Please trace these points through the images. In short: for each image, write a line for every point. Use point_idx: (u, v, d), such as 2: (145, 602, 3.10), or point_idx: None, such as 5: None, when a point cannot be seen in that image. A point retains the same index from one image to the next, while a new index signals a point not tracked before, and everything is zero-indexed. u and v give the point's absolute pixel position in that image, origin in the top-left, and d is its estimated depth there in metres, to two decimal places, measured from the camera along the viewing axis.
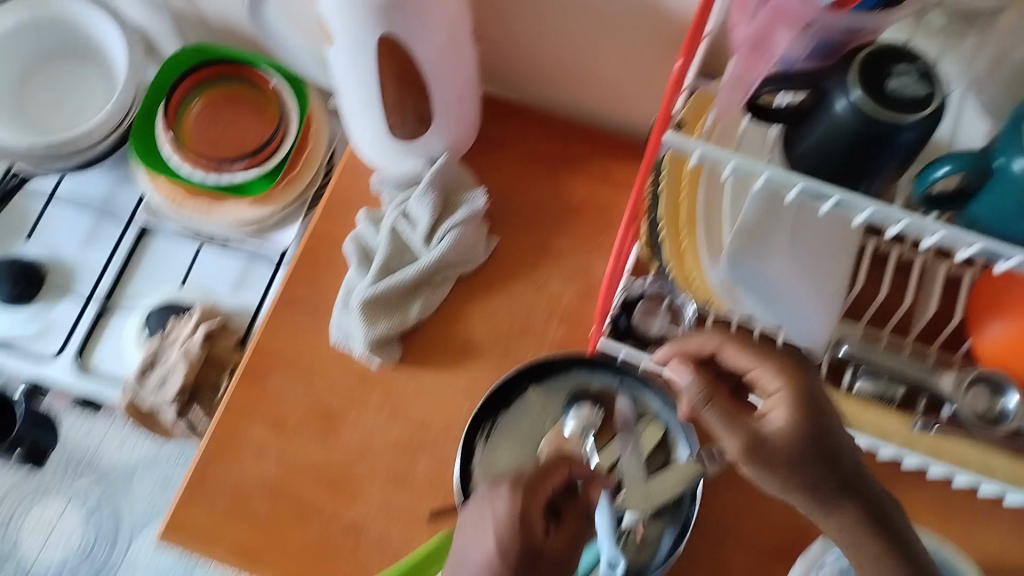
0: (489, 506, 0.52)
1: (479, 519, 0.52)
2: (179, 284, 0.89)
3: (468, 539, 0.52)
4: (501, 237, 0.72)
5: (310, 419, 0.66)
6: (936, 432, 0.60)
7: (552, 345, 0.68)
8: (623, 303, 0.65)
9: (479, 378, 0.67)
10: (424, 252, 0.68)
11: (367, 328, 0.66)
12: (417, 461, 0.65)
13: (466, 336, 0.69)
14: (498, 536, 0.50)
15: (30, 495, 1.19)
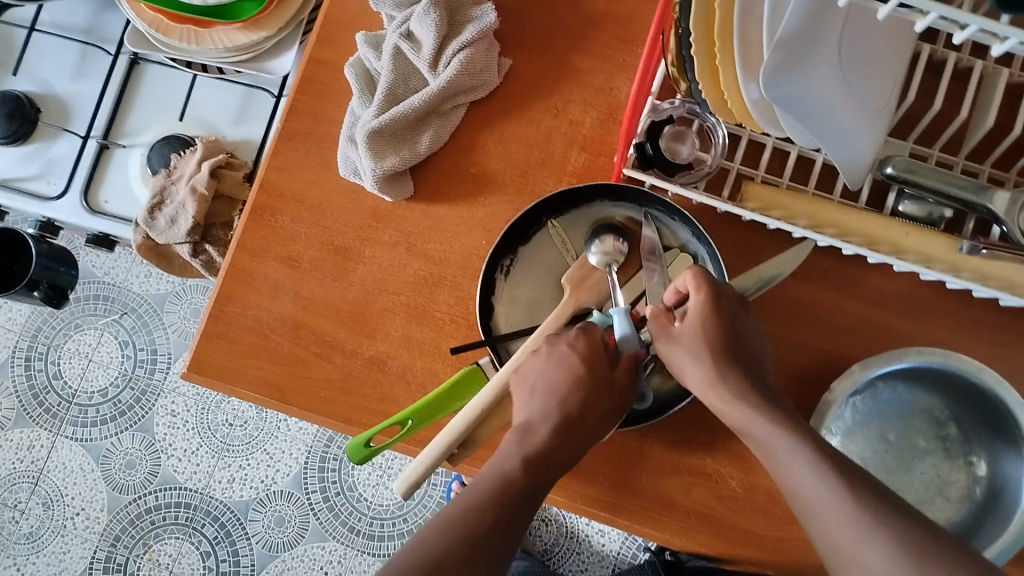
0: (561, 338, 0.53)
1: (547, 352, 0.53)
2: (178, 115, 0.84)
3: (529, 373, 0.53)
4: (515, 58, 0.66)
5: (323, 258, 0.64)
6: (984, 254, 0.57)
7: (573, 173, 0.64)
8: (649, 127, 0.61)
9: (496, 210, 0.64)
10: (432, 79, 0.63)
11: (375, 162, 0.62)
12: (436, 297, 0.63)
13: (480, 167, 0.65)
14: (576, 354, 0.52)
15: (65, 328, 1.22)
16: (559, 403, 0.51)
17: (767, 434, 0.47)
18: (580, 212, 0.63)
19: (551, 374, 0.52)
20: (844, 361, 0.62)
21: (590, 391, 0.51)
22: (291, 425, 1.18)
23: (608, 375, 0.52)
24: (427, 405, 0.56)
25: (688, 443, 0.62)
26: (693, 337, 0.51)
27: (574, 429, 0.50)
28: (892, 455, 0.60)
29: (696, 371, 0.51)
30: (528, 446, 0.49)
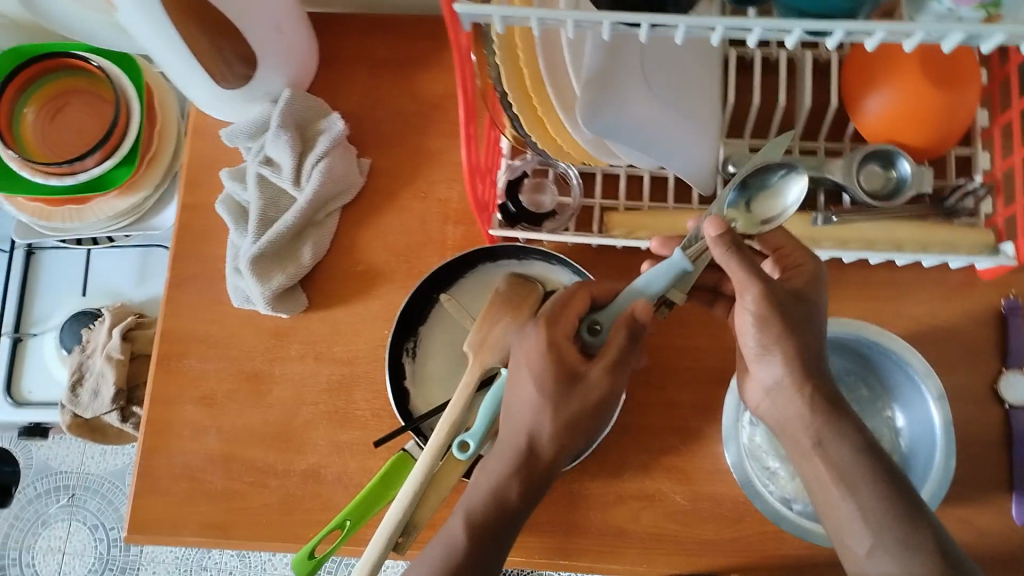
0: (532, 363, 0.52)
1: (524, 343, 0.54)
2: (82, 293, 0.87)
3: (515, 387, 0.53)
4: (374, 156, 0.69)
5: (237, 387, 0.65)
6: (839, 220, 0.60)
7: (454, 246, 0.67)
8: (507, 185, 0.65)
9: (391, 299, 0.67)
10: (298, 194, 0.66)
11: (262, 285, 0.64)
12: (353, 396, 0.65)
13: (366, 264, 0.67)
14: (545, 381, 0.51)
15: (32, 528, 1.20)
16: (535, 429, 0.51)
17: (811, 412, 0.51)
18: (468, 282, 0.66)
19: (521, 396, 0.52)
20: None
21: (573, 418, 0.51)
22: (276, 562, 1.17)
23: (592, 401, 0.52)
24: (359, 503, 0.58)
25: (625, 470, 0.63)
26: (755, 339, 0.52)
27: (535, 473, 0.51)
28: None
29: (762, 361, 0.53)
30: (510, 474, 0.51)
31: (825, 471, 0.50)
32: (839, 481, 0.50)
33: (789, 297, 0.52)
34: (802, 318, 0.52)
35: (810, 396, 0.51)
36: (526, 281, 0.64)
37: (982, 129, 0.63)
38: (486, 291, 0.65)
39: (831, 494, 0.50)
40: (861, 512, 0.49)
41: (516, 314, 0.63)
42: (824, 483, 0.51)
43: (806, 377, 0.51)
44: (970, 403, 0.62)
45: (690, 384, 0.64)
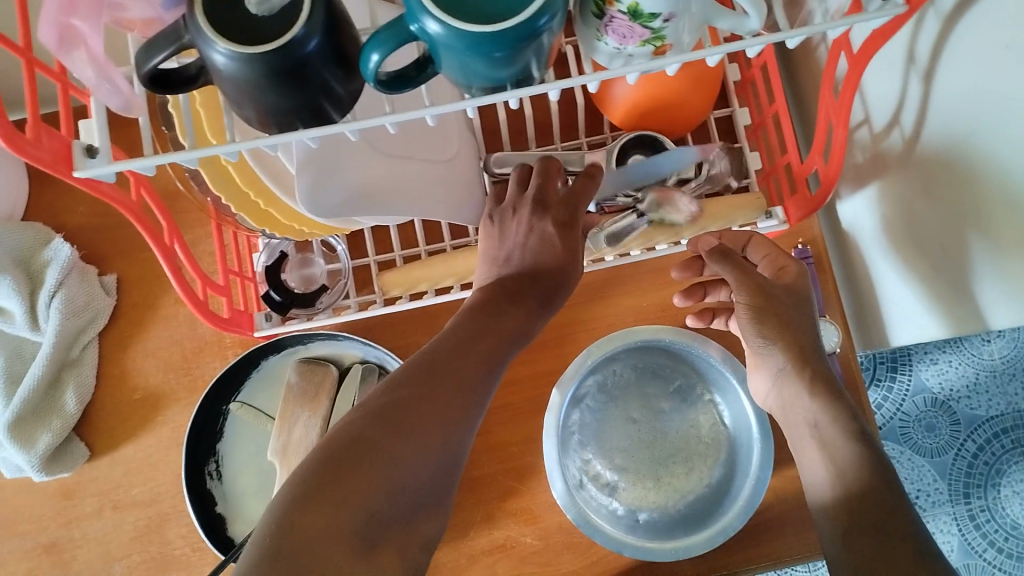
0: (548, 211, 0.54)
1: (519, 227, 0.54)
2: None
3: (499, 247, 0.55)
4: (119, 269, 0.63)
5: (37, 563, 0.59)
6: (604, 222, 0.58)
7: (233, 343, 0.62)
8: (267, 270, 0.59)
9: (178, 419, 0.61)
10: (40, 337, 0.59)
11: (27, 452, 0.58)
12: (168, 536, 0.59)
13: (142, 389, 0.61)
14: (559, 235, 0.54)
15: None
16: (546, 263, 0.53)
17: (810, 400, 0.51)
18: (256, 381, 0.61)
19: (527, 243, 0.54)
20: (561, 370, 0.62)
21: (558, 276, 0.53)
22: None
23: (576, 264, 0.54)
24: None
25: (469, 527, 0.60)
26: (755, 333, 0.53)
27: (512, 340, 0.49)
28: (646, 430, 0.61)
29: (763, 358, 0.54)
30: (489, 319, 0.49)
31: (812, 445, 0.51)
32: (822, 446, 0.50)
33: (781, 293, 0.53)
34: (800, 313, 0.54)
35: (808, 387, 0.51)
36: (318, 364, 0.60)
37: (736, 84, 0.61)
38: (277, 386, 0.61)
39: (813, 458, 0.51)
40: (831, 474, 0.49)
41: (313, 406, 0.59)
42: (807, 455, 0.51)
43: (805, 361, 0.52)
44: None
45: (512, 420, 0.62)
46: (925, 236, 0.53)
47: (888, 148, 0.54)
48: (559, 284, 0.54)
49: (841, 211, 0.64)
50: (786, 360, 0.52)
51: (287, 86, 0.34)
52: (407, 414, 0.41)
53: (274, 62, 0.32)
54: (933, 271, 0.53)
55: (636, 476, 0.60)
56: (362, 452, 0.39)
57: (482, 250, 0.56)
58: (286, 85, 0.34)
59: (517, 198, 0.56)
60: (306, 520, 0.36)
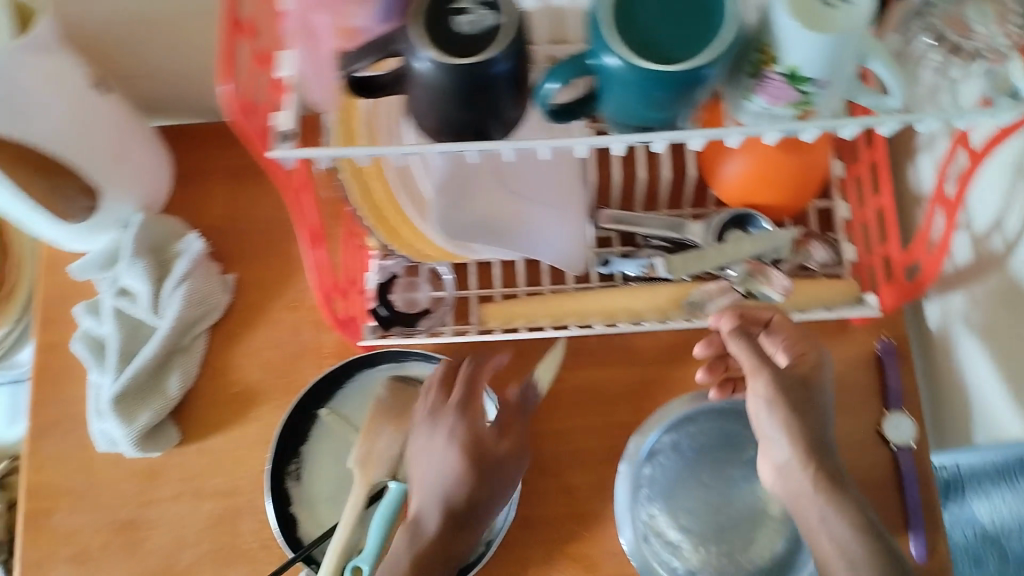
0: (444, 423, 0.56)
1: (433, 444, 0.55)
2: None
3: (427, 463, 0.55)
4: (240, 269, 0.67)
5: (110, 538, 0.61)
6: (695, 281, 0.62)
7: (332, 353, 0.65)
8: (380, 288, 0.64)
9: (269, 418, 0.64)
10: (159, 321, 0.63)
11: (127, 425, 0.60)
12: (239, 529, 0.61)
13: (241, 384, 0.64)
14: (458, 442, 0.55)
15: None
16: (445, 500, 0.54)
17: (818, 492, 0.50)
18: (346, 391, 0.63)
19: (436, 463, 0.55)
20: (637, 425, 0.64)
21: (478, 480, 0.55)
22: None
23: (496, 458, 0.56)
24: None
25: (530, 565, 0.61)
26: (770, 423, 0.52)
27: (462, 522, 0.55)
28: (713, 494, 0.61)
29: (770, 447, 0.53)
30: (417, 543, 0.54)
31: (817, 522, 0.50)
32: (823, 518, 0.50)
33: (796, 384, 0.52)
34: (811, 403, 0.52)
35: (812, 472, 0.51)
36: (406, 385, 0.62)
37: (839, 179, 0.65)
38: (366, 399, 0.63)
39: (815, 533, 0.50)
40: (849, 538, 0.49)
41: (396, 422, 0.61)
42: (814, 536, 0.50)
43: (809, 456, 0.51)
44: (858, 449, 0.62)
45: (583, 466, 0.63)
46: (1020, 338, 0.55)
47: (990, 250, 0.57)
48: (509, 469, 0.57)
49: (927, 312, 0.66)
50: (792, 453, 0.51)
51: (467, 100, 0.38)
52: None
53: (469, 72, 0.37)
54: (1021, 373, 0.55)
55: (700, 539, 0.60)
56: None
57: (414, 479, 0.56)
58: (472, 96, 0.38)
59: (440, 402, 0.57)
60: None
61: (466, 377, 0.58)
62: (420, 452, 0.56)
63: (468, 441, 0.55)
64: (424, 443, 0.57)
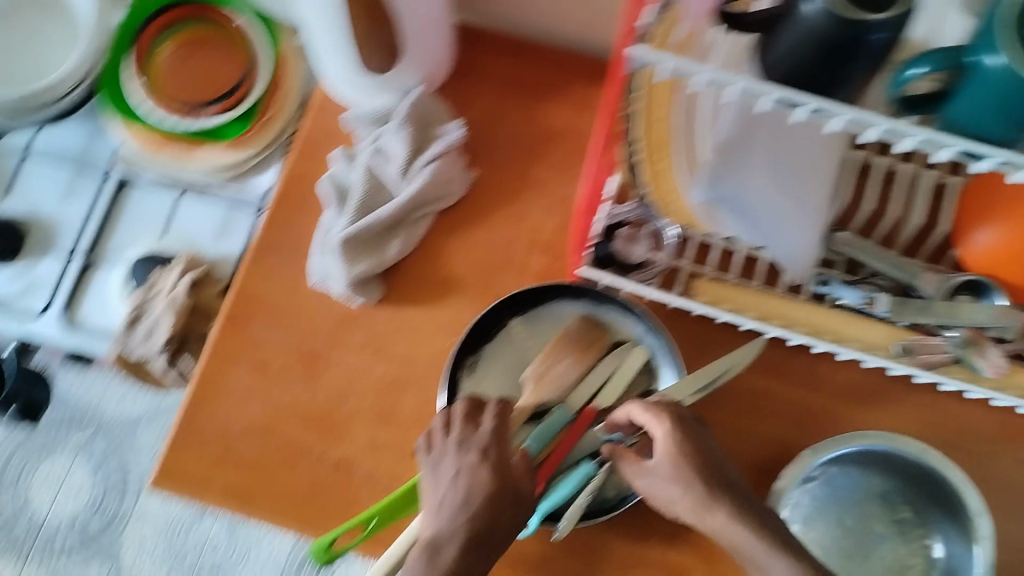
0: (476, 445, 0.55)
1: (452, 463, 0.55)
2: (162, 234, 0.90)
3: (433, 497, 0.54)
4: (479, 171, 0.71)
5: (293, 361, 0.65)
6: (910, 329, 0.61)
7: (534, 275, 0.68)
8: (604, 230, 0.64)
9: (461, 311, 0.67)
10: (402, 189, 0.68)
11: (347, 269, 0.65)
12: (403, 397, 0.64)
13: (446, 272, 0.68)
14: (486, 467, 0.54)
15: (38, 453, 1.21)
16: (465, 522, 0.52)
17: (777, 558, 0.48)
18: (541, 311, 0.65)
19: (462, 488, 0.53)
20: (797, 449, 0.63)
21: (498, 508, 0.53)
22: (264, 548, 1.17)
23: (518, 489, 0.54)
24: (391, 502, 0.57)
25: (653, 535, 0.62)
26: (670, 480, 0.52)
27: (480, 544, 0.52)
28: (852, 539, 0.60)
29: (671, 503, 0.52)
30: (436, 568, 0.50)
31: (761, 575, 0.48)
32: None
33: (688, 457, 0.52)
34: (702, 446, 0.53)
35: (720, 504, 0.50)
36: (597, 324, 0.64)
37: None
38: (555, 325, 0.65)
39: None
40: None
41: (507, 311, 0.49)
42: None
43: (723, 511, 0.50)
44: (1014, 554, 0.60)
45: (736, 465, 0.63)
46: None
47: None
48: (497, 534, 0.52)
49: None
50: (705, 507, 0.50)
51: (825, 52, 0.41)
52: None
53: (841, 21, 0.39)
54: None
55: None
56: None
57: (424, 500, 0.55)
58: (833, 48, 0.41)
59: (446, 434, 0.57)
60: None
61: (493, 419, 0.57)
62: (440, 470, 0.55)
63: (470, 476, 0.54)
64: (438, 462, 0.56)
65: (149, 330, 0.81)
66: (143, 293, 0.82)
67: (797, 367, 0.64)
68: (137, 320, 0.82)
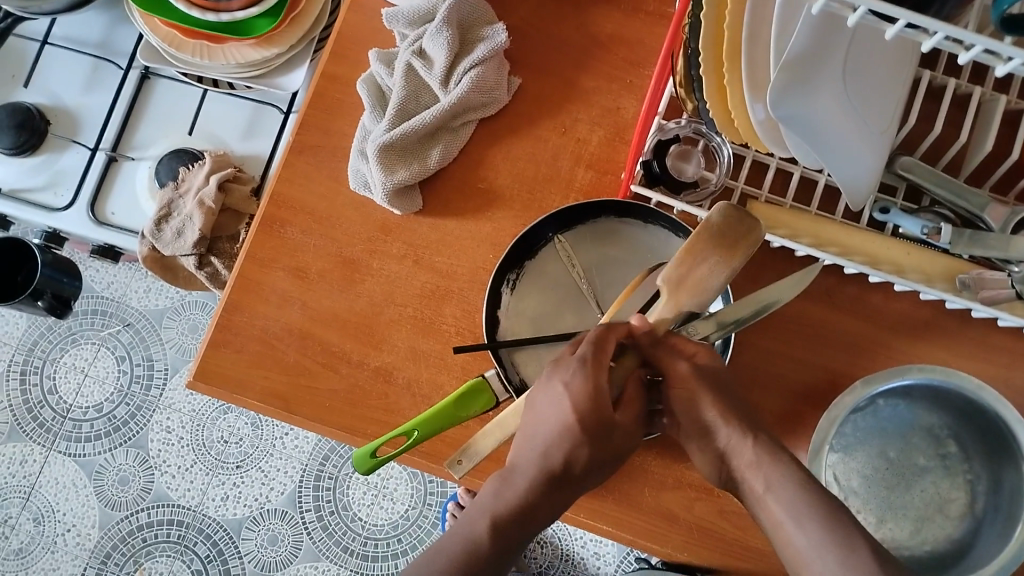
0: (563, 377, 0.46)
1: (548, 391, 0.46)
2: (187, 129, 0.87)
3: (534, 430, 0.46)
4: (525, 77, 0.67)
5: (330, 268, 0.64)
6: (969, 260, 0.58)
7: (580, 190, 0.65)
8: (656, 145, 0.61)
9: (503, 224, 0.65)
10: (443, 95, 0.64)
11: (385, 175, 0.63)
12: (443, 309, 0.63)
13: (488, 183, 0.65)
14: (572, 397, 0.45)
15: (62, 342, 1.22)
16: (543, 459, 0.45)
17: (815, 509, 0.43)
18: (587, 228, 0.63)
19: (548, 417, 0.46)
20: (840, 378, 0.62)
21: (583, 441, 0.44)
22: (287, 442, 1.18)
23: (609, 424, 0.45)
24: (431, 417, 0.55)
25: (691, 457, 0.62)
26: (693, 409, 0.48)
27: (557, 484, 0.45)
28: (892, 472, 0.61)
29: (705, 436, 0.48)
30: (501, 505, 0.44)
31: (779, 511, 0.44)
32: (793, 515, 0.43)
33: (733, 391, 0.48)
34: (729, 387, 0.48)
35: (757, 439, 0.46)
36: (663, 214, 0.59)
37: None
38: (601, 243, 0.63)
39: (788, 530, 0.43)
40: (823, 546, 0.42)
41: (729, 257, 0.50)
42: (780, 529, 0.43)
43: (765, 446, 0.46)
44: None
45: (780, 391, 0.62)
46: None
47: None
48: (576, 477, 0.45)
49: None
50: (736, 433, 0.46)
51: None
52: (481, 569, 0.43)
53: None
54: None
55: (863, 505, 0.60)
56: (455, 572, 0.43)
57: (521, 430, 0.48)
58: None
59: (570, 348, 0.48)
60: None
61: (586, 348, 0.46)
62: (549, 401, 0.46)
63: (563, 399, 0.45)
64: (548, 392, 0.46)
65: (179, 230, 0.80)
66: (173, 191, 0.81)
67: (849, 297, 0.63)
68: (169, 217, 0.80)
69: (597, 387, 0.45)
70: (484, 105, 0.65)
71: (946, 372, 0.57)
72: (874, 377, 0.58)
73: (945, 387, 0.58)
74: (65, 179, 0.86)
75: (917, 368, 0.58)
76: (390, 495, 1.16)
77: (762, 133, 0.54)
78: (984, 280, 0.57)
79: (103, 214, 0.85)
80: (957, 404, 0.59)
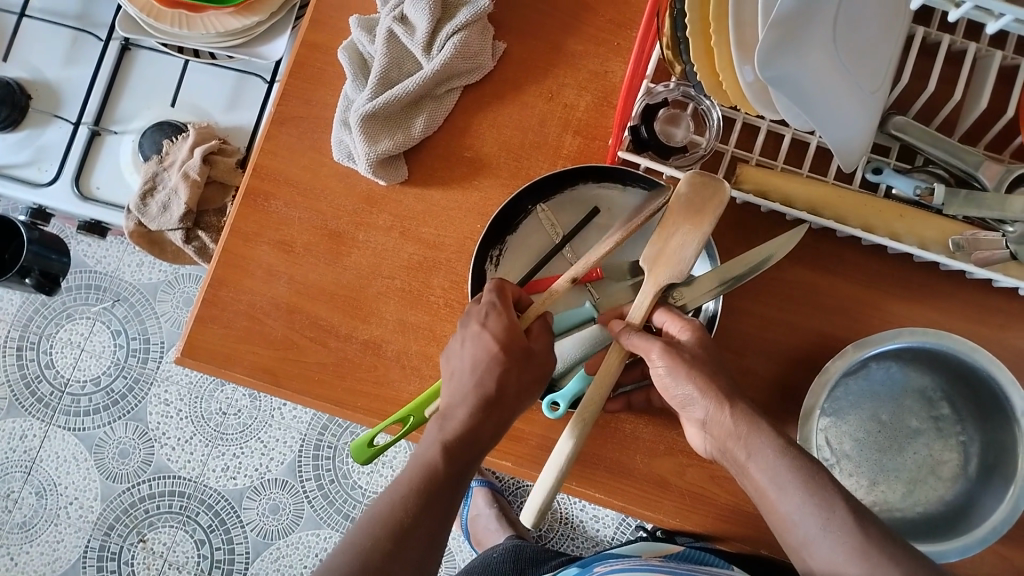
0: (479, 315, 0.53)
1: (464, 334, 0.53)
2: (170, 101, 0.86)
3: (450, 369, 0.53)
4: (510, 41, 0.66)
5: (316, 241, 0.63)
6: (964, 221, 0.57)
7: (568, 157, 0.64)
8: (643, 109, 0.59)
9: (491, 193, 0.64)
10: (426, 62, 0.63)
11: (368, 145, 0.61)
12: (431, 281, 0.63)
13: (475, 151, 0.64)
14: (491, 332, 0.51)
15: (57, 318, 1.22)
16: (475, 382, 0.50)
17: (762, 442, 0.47)
18: (566, 197, 0.62)
19: (469, 357, 0.51)
20: (833, 342, 0.62)
21: (505, 364, 0.51)
22: (285, 413, 1.18)
23: (527, 349, 0.52)
24: (426, 401, 0.55)
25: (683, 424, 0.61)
26: (674, 384, 0.50)
27: (490, 401, 0.50)
28: (885, 436, 0.61)
29: (686, 405, 0.50)
30: (446, 432, 0.49)
31: (762, 480, 0.47)
32: (772, 480, 0.46)
33: (700, 352, 0.51)
34: (711, 360, 0.51)
35: (734, 411, 0.48)
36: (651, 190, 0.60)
37: None
38: (583, 211, 0.62)
39: (771, 498, 0.46)
40: (804, 509, 0.45)
41: (698, 223, 0.53)
42: (763, 494, 0.47)
43: (725, 397, 0.49)
44: None
45: (773, 356, 0.61)
46: None
47: None
48: (509, 395, 0.50)
49: None
50: (699, 393, 0.49)
51: None
52: (438, 491, 0.47)
53: None
54: None
55: (856, 469, 0.60)
56: (421, 498, 0.47)
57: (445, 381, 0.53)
58: None
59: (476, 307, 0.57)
60: (391, 532, 0.45)
61: (494, 293, 0.53)
62: (456, 342, 0.53)
63: (483, 333, 0.51)
64: (457, 338, 0.53)
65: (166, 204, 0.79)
66: (157, 163, 0.80)
67: (842, 261, 0.62)
68: (155, 191, 0.80)
69: (509, 321, 0.52)
70: (471, 73, 0.64)
71: (935, 333, 0.57)
72: (865, 341, 0.58)
73: (941, 352, 0.58)
74: (49, 154, 0.85)
75: (906, 331, 0.57)
76: (390, 462, 1.17)
77: (752, 97, 0.53)
78: (978, 242, 0.56)
79: (88, 189, 0.84)
80: (951, 367, 0.59)
